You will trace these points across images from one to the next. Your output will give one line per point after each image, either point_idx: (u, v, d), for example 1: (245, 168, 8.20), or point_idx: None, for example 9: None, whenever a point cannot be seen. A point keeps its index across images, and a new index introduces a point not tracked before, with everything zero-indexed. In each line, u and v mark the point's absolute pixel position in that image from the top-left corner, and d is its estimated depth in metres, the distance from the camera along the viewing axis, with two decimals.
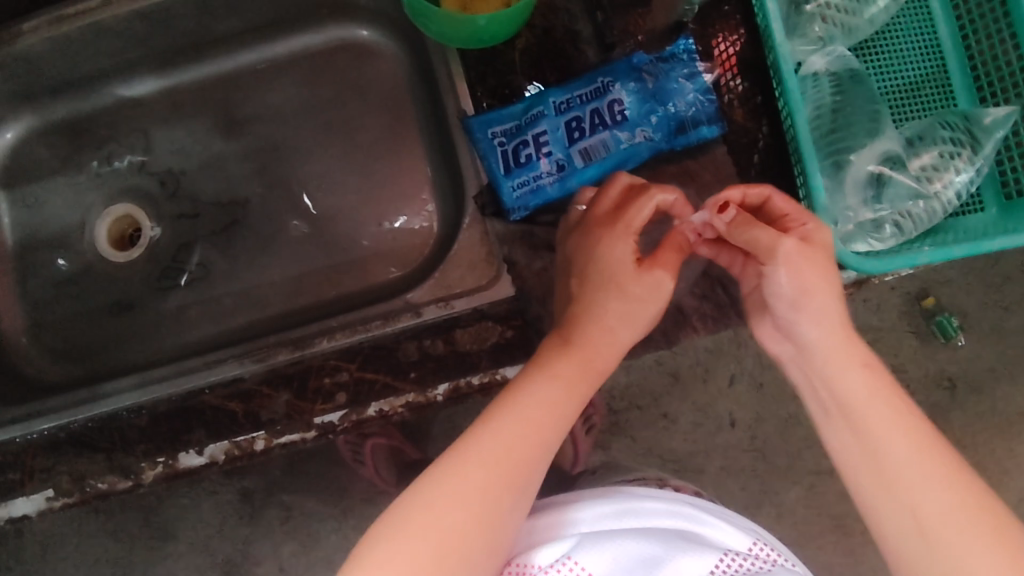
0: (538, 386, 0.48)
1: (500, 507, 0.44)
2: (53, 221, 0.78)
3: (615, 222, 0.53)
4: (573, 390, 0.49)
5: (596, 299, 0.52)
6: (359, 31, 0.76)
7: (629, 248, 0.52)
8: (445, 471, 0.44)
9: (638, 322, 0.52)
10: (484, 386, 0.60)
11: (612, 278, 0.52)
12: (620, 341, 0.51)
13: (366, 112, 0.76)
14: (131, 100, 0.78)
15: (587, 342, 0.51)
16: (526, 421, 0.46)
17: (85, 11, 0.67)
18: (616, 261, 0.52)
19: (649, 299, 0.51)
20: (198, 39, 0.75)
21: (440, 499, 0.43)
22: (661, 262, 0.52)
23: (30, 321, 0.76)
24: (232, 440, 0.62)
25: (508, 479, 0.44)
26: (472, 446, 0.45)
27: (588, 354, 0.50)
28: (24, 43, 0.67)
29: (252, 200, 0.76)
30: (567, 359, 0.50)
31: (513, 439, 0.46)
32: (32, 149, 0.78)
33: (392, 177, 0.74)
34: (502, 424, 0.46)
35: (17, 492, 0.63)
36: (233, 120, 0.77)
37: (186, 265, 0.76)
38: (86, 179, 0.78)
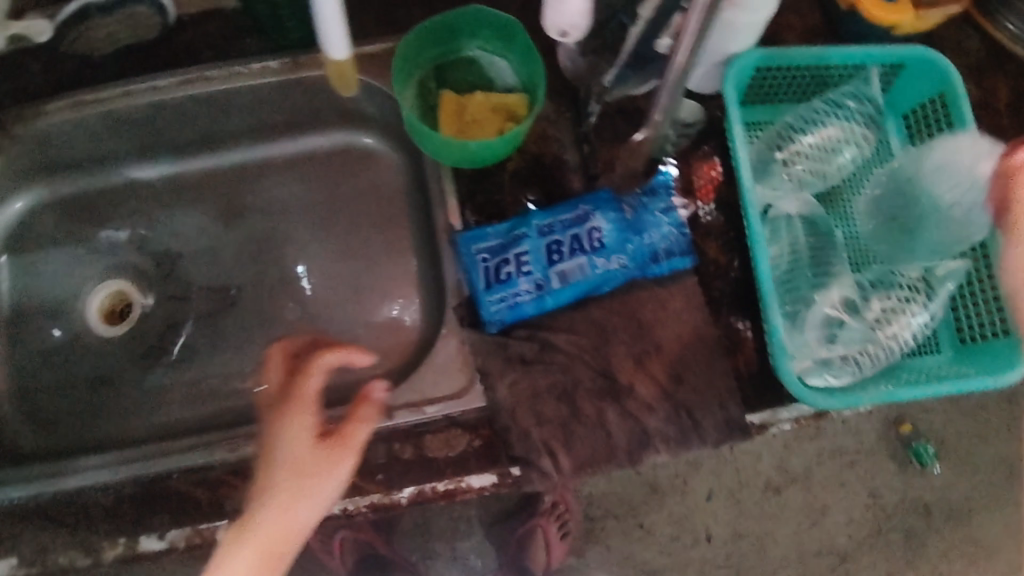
0: (252, 525, 0.55)
1: None
2: (50, 291, 0.80)
3: (291, 410, 0.59)
4: (266, 562, 0.54)
5: (279, 489, 0.56)
6: (363, 138, 0.81)
7: (274, 433, 0.58)
8: None
9: (330, 462, 0.57)
10: (450, 493, 0.62)
11: (291, 454, 0.57)
12: (333, 474, 0.56)
13: (363, 213, 0.80)
14: (142, 182, 0.82)
15: (284, 489, 0.56)
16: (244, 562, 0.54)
17: (105, 100, 0.72)
18: (292, 443, 0.57)
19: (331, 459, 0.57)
20: (212, 130, 0.79)
21: None
22: (305, 400, 0.59)
23: (16, 388, 0.77)
24: (195, 528, 0.62)
25: None
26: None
27: (286, 506, 0.55)
28: (45, 122, 0.72)
29: (244, 286, 0.79)
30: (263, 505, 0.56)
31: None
32: (37, 220, 0.81)
33: (382, 276, 0.77)
34: None
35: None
36: (235, 210, 0.81)
37: (174, 344, 0.78)
38: (88, 253, 0.81)
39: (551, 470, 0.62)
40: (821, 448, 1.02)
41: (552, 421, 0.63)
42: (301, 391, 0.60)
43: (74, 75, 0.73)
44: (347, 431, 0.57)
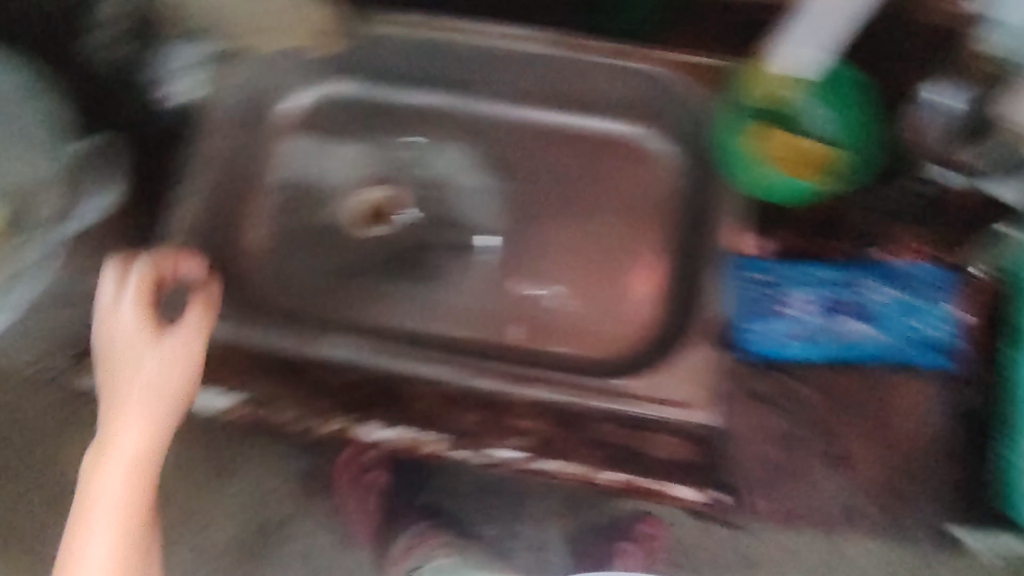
0: (114, 444, 0.58)
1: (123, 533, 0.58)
2: (323, 174, 0.84)
3: (126, 281, 0.63)
4: (134, 470, 0.58)
5: (121, 359, 0.60)
6: (653, 138, 0.84)
7: (125, 346, 0.60)
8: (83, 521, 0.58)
9: (152, 359, 0.60)
10: (654, 492, 0.71)
11: (127, 441, 0.58)
12: (149, 380, 0.59)
13: (625, 207, 0.82)
14: (434, 108, 0.86)
15: (111, 405, 0.59)
16: (125, 470, 0.58)
17: (455, 34, 0.81)
18: (134, 364, 0.59)
19: (181, 369, 0.60)
20: (520, 84, 0.84)
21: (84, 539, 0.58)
22: (139, 287, 0.62)
23: (261, 245, 0.81)
24: (418, 430, 0.67)
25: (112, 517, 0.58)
26: (100, 478, 0.58)
27: (117, 428, 0.58)
28: (398, 35, 0.82)
29: (501, 232, 0.83)
30: (115, 448, 0.58)
31: (138, 406, 0.59)
32: (332, 108, 0.86)
33: (633, 268, 0.81)
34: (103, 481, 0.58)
35: (209, 387, 0.71)
36: (509, 162, 0.85)
37: (416, 261, 0.82)
38: (370, 153, 0.85)
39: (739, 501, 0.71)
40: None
41: None
42: (134, 278, 0.63)
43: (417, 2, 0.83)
44: (156, 351, 0.60)
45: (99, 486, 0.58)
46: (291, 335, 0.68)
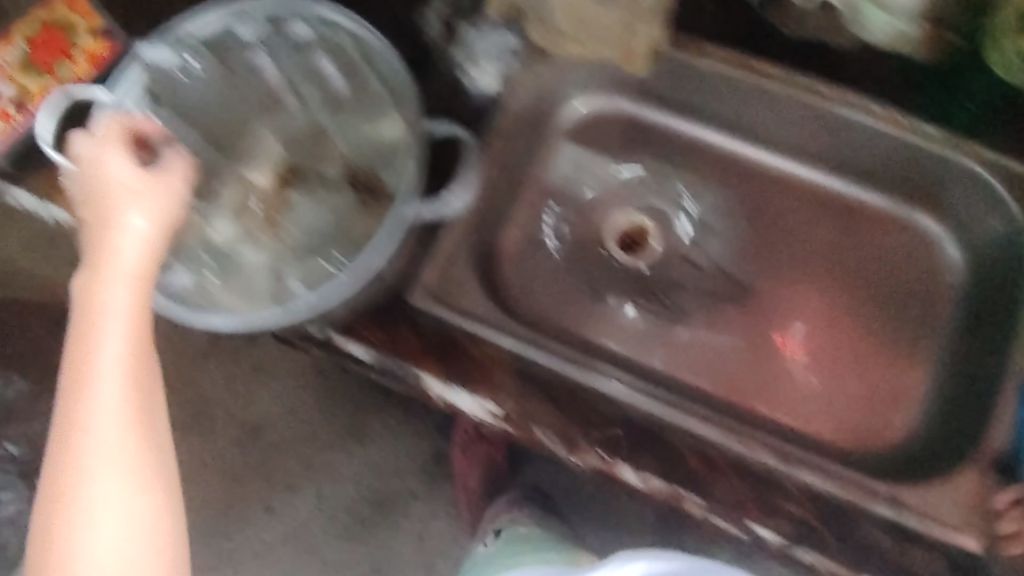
0: (90, 364, 0.52)
1: (145, 397, 0.54)
2: (588, 191, 0.81)
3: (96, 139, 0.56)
4: (132, 327, 0.53)
5: (103, 203, 0.54)
6: (948, 244, 0.79)
7: (91, 266, 0.53)
8: (73, 391, 0.52)
9: (118, 270, 0.53)
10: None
11: (117, 318, 0.52)
12: (121, 313, 0.53)
13: (896, 295, 0.79)
14: (711, 148, 0.81)
15: (84, 308, 0.53)
16: (128, 283, 0.53)
17: (766, 75, 0.72)
18: (98, 279, 0.52)
19: (162, 198, 0.55)
20: (812, 142, 0.78)
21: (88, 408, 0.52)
22: (107, 136, 0.56)
23: (516, 252, 0.78)
24: (668, 486, 0.63)
25: (144, 386, 0.54)
26: (87, 408, 0.52)
27: (91, 345, 0.52)
28: (703, 62, 0.73)
29: (761, 293, 0.79)
30: (105, 341, 0.52)
31: (119, 269, 0.53)
32: (604, 123, 0.81)
33: (886, 368, 0.77)
34: (102, 325, 0.52)
35: (462, 388, 0.67)
36: (775, 221, 0.81)
37: (667, 302, 0.78)
38: (632, 176, 0.82)
39: None
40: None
41: None
42: (103, 132, 0.56)
43: (747, 37, 0.74)
44: (129, 198, 0.54)
45: (82, 445, 0.52)
46: (570, 367, 0.70)
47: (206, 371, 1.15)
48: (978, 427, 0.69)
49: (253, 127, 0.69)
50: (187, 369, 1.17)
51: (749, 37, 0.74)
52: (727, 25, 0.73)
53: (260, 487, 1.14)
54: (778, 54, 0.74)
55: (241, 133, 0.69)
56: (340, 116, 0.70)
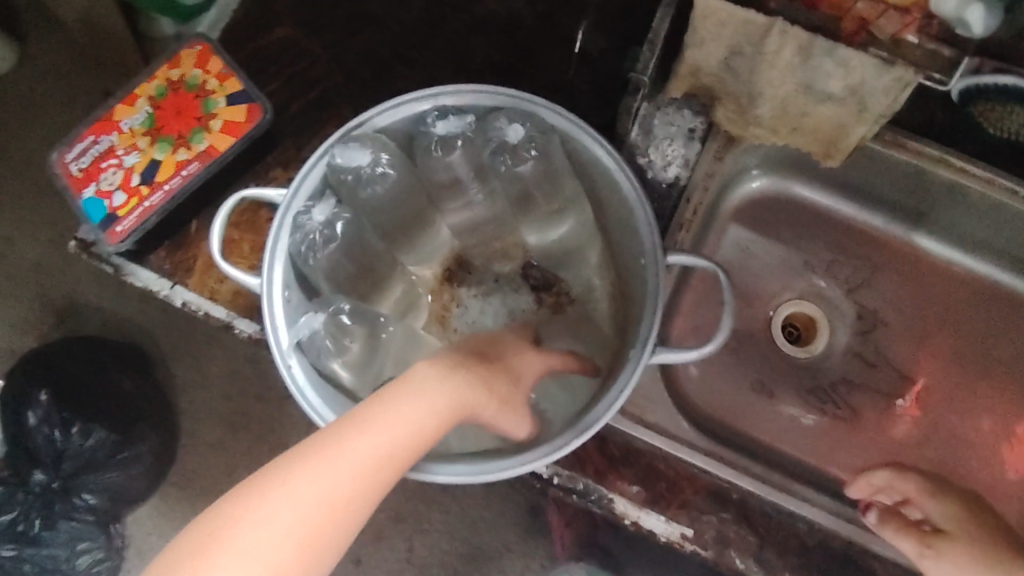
0: (350, 431, 0.43)
1: (374, 479, 0.42)
2: (756, 278, 0.78)
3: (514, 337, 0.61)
4: (426, 422, 0.45)
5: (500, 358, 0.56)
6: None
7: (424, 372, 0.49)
8: (327, 439, 0.42)
9: (422, 389, 0.47)
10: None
11: (408, 417, 0.45)
12: (408, 415, 0.45)
13: None
14: (886, 235, 0.78)
15: (384, 396, 0.46)
16: (418, 399, 0.46)
17: (961, 172, 0.67)
18: (417, 382, 0.47)
19: (479, 396, 0.51)
20: (998, 241, 0.72)
21: (347, 444, 0.42)
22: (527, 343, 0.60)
23: (687, 345, 0.75)
24: None
25: (386, 467, 0.43)
26: (335, 452, 0.41)
27: (363, 421, 0.44)
28: (894, 155, 0.69)
29: (934, 392, 0.75)
30: (364, 432, 0.43)
31: (434, 393, 0.47)
32: (775, 207, 0.77)
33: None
34: (391, 404, 0.45)
35: (653, 509, 0.64)
36: (951, 316, 0.76)
37: (840, 401, 0.75)
38: (801, 263, 0.78)
39: None
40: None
41: None
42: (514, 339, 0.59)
43: (941, 131, 0.70)
44: (456, 376, 0.50)
45: (272, 494, 0.39)
46: (769, 491, 0.65)
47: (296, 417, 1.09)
48: None
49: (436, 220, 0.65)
50: (276, 414, 1.12)
51: (945, 129, 0.70)
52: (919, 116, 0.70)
53: (347, 538, 1.10)
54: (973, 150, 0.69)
55: (426, 223, 0.65)
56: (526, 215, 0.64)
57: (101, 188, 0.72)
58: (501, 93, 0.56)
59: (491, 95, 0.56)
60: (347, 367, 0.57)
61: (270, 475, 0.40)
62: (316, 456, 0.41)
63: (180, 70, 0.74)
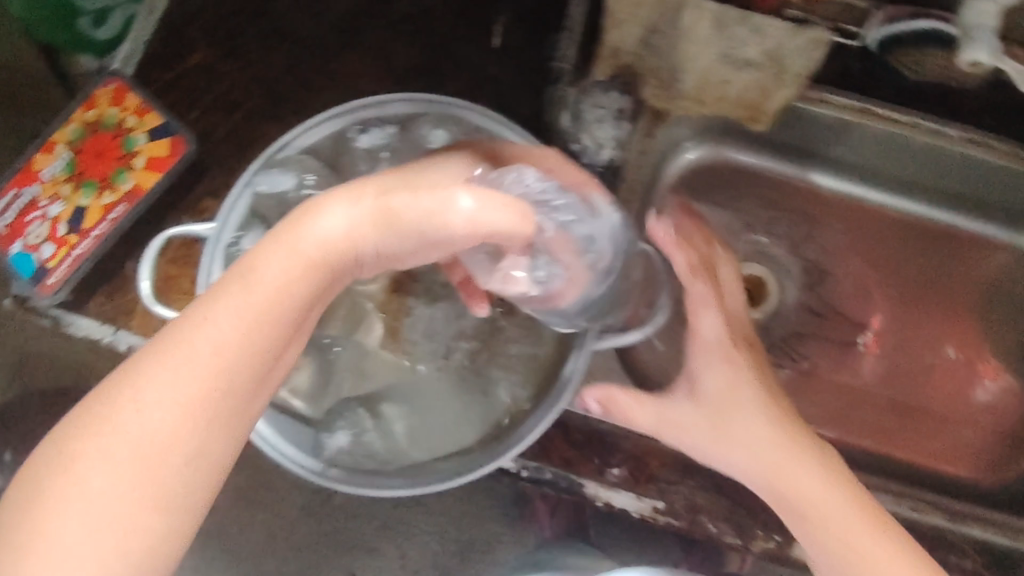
0: (186, 331, 0.40)
1: (203, 406, 0.39)
2: None
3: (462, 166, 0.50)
4: (259, 316, 0.41)
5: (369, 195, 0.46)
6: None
7: (300, 214, 0.42)
8: (153, 361, 0.39)
9: (273, 266, 0.41)
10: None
11: (251, 300, 0.41)
12: (257, 306, 0.41)
13: (1006, 326, 0.79)
14: (819, 187, 0.79)
15: (229, 281, 0.41)
16: (274, 275, 0.41)
17: (891, 119, 0.69)
18: (274, 245, 0.42)
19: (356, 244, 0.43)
20: (921, 178, 0.76)
21: (164, 373, 0.39)
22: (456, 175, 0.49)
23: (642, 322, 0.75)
24: None
25: (215, 385, 0.39)
26: (149, 383, 0.38)
27: (202, 316, 0.40)
28: (824, 110, 0.70)
29: (876, 330, 0.79)
30: (178, 357, 0.39)
31: (282, 267, 0.41)
32: (708, 174, 0.78)
33: (996, 395, 0.77)
34: (219, 309, 0.40)
35: (623, 488, 0.65)
36: (882, 258, 0.80)
37: (795, 355, 0.77)
38: (742, 225, 0.79)
39: None
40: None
41: None
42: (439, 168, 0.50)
43: (862, 79, 0.71)
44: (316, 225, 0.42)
45: (111, 418, 0.38)
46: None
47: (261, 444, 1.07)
48: None
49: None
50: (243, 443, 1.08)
51: (863, 78, 0.71)
52: (840, 67, 0.71)
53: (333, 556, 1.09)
54: (893, 96, 0.71)
55: None
56: None
57: (28, 242, 0.70)
58: (417, 100, 0.57)
59: (407, 103, 0.57)
60: (297, 395, 0.61)
61: (88, 413, 0.38)
62: (142, 385, 0.38)
63: (96, 111, 0.72)
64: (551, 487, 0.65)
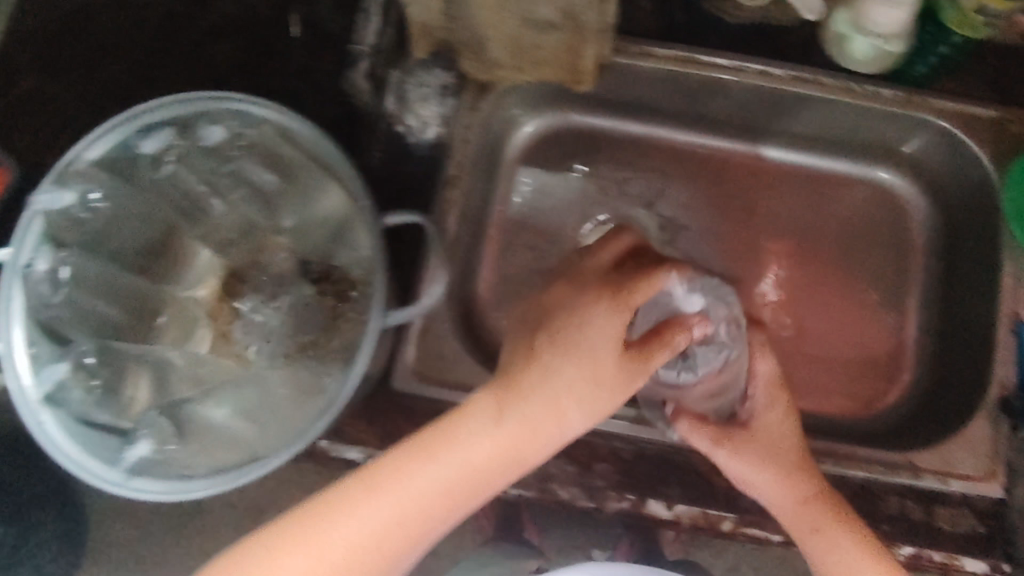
0: (352, 501, 0.48)
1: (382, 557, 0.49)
2: (552, 213, 0.77)
3: (617, 299, 0.50)
4: (460, 494, 0.49)
5: (529, 365, 0.49)
6: (918, 199, 0.79)
7: (492, 406, 0.49)
8: (336, 514, 0.48)
9: (470, 451, 0.49)
10: (942, 566, 0.64)
11: (423, 481, 0.49)
12: (420, 486, 0.48)
13: (870, 257, 0.78)
14: (664, 141, 0.79)
15: (418, 449, 0.49)
16: (454, 471, 0.49)
17: (715, 67, 0.69)
18: (468, 435, 0.49)
19: (515, 447, 0.49)
20: (767, 119, 0.76)
21: (345, 536, 0.48)
22: (620, 298, 0.50)
23: (495, 297, 0.74)
24: (702, 510, 0.65)
25: (391, 544, 0.48)
26: (312, 544, 0.47)
27: (374, 487, 0.48)
28: (646, 65, 0.69)
29: (744, 283, 0.78)
30: (353, 522, 0.48)
31: (462, 461, 0.49)
32: (550, 142, 0.78)
33: (868, 340, 0.77)
34: (398, 481, 0.48)
35: None
36: (743, 204, 0.79)
37: None
38: (596, 188, 0.78)
39: None
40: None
41: None
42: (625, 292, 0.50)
43: (685, 30, 0.71)
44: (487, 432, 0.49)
45: (292, 549, 0.47)
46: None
47: None
48: (979, 376, 0.71)
49: (188, 242, 0.66)
50: None
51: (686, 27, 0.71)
52: (662, 19, 0.71)
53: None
54: (720, 42, 0.71)
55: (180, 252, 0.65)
56: (271, 211, 0.65)
57: None
58: (180, 103, 0.56)
59: (174, 106, 0.57)
60: (96, 408, 0.58)
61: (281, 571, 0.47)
62: (294, 536, 0.48)
63: None
64: None
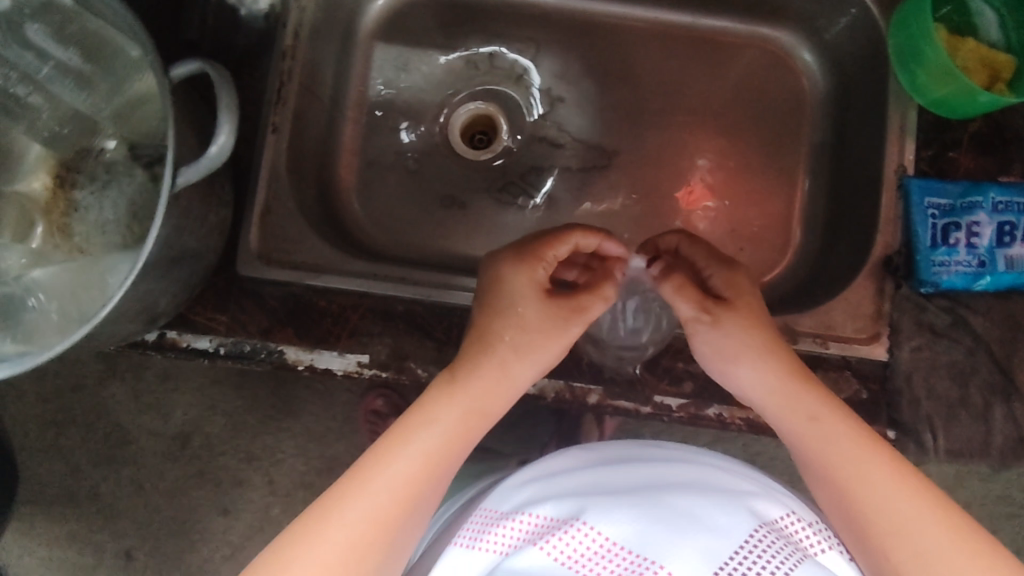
0: (338, 509, 0.44)
1: (405, 529, 0.45)
2: (419, 93, 0.75)
3: (523, 255, 0.54)
4: (453, 450, 0.48)
5: (493, 330, 0.52)
6: (802, 51, 0.75)
7: (453, 376, 0.50)
8: (343, 497, 0.44)
9: (439, 424, 0.48)
10: None
11: (398, 471, 0.46)
12: (420, 449, 0.47)
13: (760, 118, 0.76)
14: (537, 9, 0.76)
15: (397, 431, 0.48)
16: (438, 433, 0.48)
17: None
18: (439, 402, 0.49)
19: (485, 396, 0.50)
20: None
21: (361, 518, 0.44)
22: (530, 255, 0.54)
23: (363, 181, 0.73)
24: (568, 384, 0.62)
25: (406, 512, 0.45)
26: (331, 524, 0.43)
27: (358, 483, 0.45)
28: None
29: (627, 155, 0.75)
30: (359, 503, 0.44)
31: (443, 424, 0.48)
32: (414, 14, 0.74)
33: (758, 207, 0.75)
34: (394, 459, 0.46)
35: (325, 347, 0.61)
36: (625, 70, 0.75)
37: (534, 189, 0.74)
38: (464, 63, 0.75)
39: (930, 447, 0.61)
40: (992, 489, 1.02)
41: (942, 398, 0.62)
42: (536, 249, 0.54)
43: None
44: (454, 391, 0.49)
45: (310, 543, 0.42)
46: (431, 291, 0.63)
47: (88, 383, 1.05)
48: (864, 234, 0.67)
49: (17, 138, 0.63)
50: (65, 389, 1.06)
51: None
52: None
53: (203, 494, 1.07)
54: None
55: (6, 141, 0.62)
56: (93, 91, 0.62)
57: None
58: None
59: None
60: None
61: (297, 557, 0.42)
62: (309, 534, 0.43)
63: None
64: (243, 360, 0.60)
